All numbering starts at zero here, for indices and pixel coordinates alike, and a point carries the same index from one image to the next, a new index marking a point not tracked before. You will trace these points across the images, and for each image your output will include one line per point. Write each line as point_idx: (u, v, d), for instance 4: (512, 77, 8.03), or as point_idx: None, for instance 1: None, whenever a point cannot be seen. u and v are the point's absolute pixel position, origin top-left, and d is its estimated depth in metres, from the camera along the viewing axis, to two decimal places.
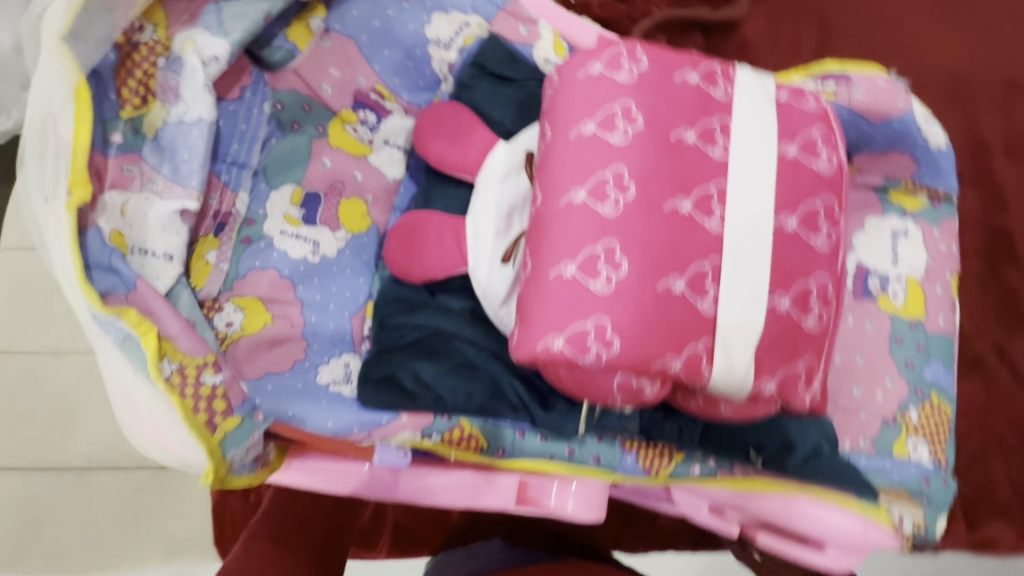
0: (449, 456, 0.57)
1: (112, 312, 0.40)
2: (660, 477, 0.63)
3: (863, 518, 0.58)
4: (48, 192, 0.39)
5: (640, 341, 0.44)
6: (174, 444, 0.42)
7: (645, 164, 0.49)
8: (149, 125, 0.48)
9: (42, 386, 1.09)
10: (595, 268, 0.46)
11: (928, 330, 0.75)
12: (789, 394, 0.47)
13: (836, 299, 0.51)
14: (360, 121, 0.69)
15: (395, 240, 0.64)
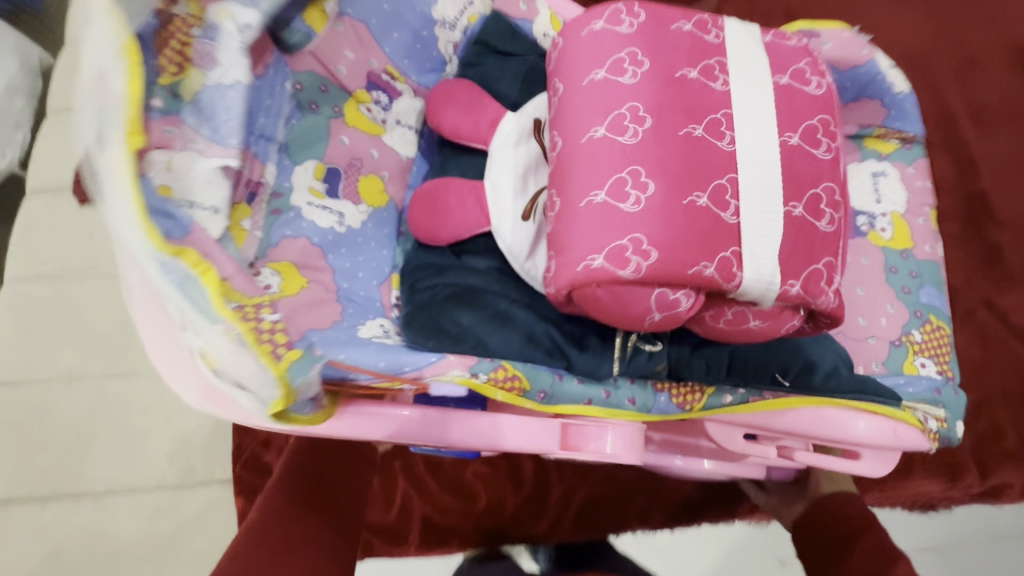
0: (494, 398, 0.58)
1: (173, 253, 0.41)
2: (694, 411, 0.67)
3: (893, 420, 0.64)
4: (105, 142, 0.42)
5: (675, 250, 0.47)
6: (243, 374, 0.45)
7: (657, 97, 0.53)
8: (187, 90, 0.50)
9: (62, 412, 1.23)
10: (624, 191, 0.50)
11: (916, 258, 0.84)
12: (816, 292, 0.51)
13: (844, 202, 0.55)
14: (373, 101, 0.71)
15: (418, 207, 0.67)
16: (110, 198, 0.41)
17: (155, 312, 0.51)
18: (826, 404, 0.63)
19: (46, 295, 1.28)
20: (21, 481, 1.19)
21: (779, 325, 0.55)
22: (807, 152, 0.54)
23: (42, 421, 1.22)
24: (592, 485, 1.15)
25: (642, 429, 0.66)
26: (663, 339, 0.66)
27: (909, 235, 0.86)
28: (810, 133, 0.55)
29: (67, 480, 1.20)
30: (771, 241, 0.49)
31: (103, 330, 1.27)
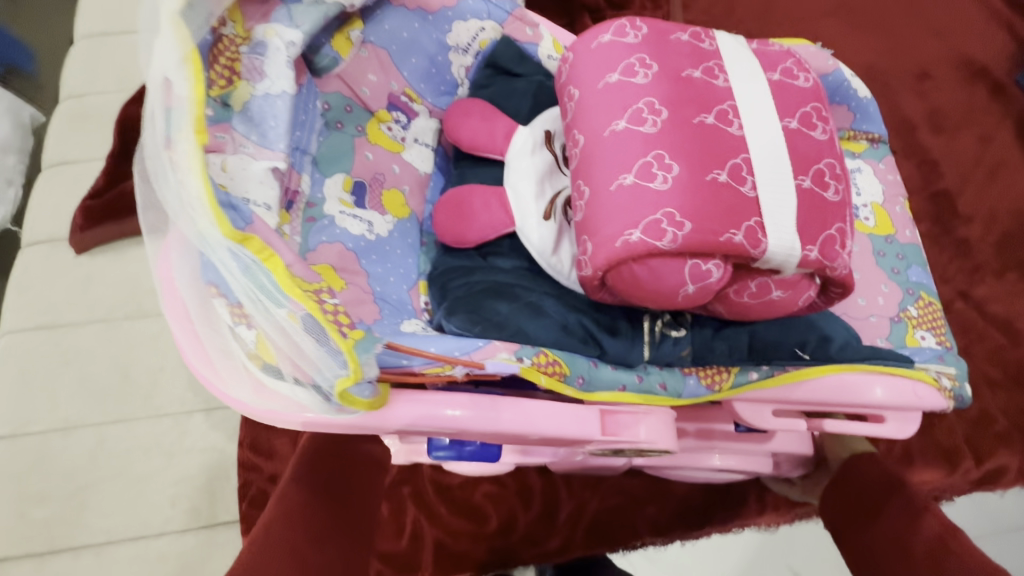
0: (539, 383, 0.59)
1: (240, 239, 0.44)
2: (723, 390, 0.71)
3: (912, 381, 0.71)
4: (172, 139, 0.44)
5: (705, 220, 0.53)
6: (311, 356, 0.46)
7: (669, 93, 0.59)
8: (236, 100, 0.53)
9: (60, 463, 1.18)
10: (651, 172, 0.54)
11: (901, 242, 0.91)
12: (832, 254, 0.57)
13: (843, 174, 0.61)
14: (393, 121, 0.73)
15: (443, 212, 0.68)
16: (182, 189, 0.44)
17: (199, 317, 0.49)
18: (845, 370, 0.70)
19: (40, 345, 1.25)
20: (17, 539, 1.14)
21: (798, 294, 0.61)
22: (808, 134, 0.61)
23: (36, 474, 1.17)
24: (603, 497, 1.12)
25: (673, 412, 0.70)
26: (686, 324, 0.70)
27: (890, 221, 0.93)
28: (806, 118, 0.62)
29: (66, 535, 1.14)
30: (787, 212, 0.55)
31: (103, 377, 1.24)
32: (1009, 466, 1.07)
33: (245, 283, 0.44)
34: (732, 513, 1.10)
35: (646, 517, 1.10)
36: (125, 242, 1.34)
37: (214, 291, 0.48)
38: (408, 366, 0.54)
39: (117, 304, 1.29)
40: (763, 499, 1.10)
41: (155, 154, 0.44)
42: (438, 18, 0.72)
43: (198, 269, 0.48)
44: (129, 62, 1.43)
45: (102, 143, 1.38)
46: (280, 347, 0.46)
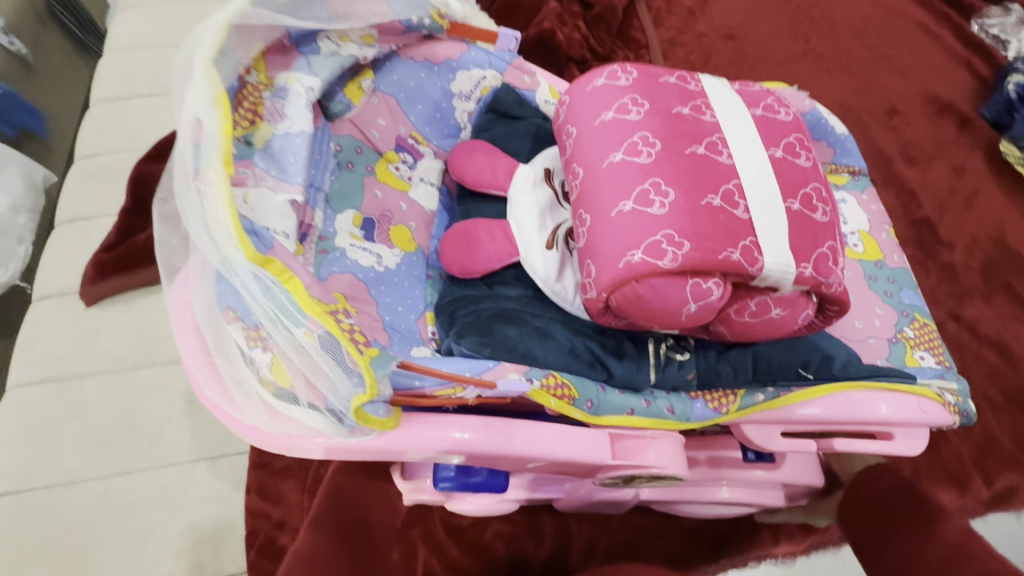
0: (547, 405, 0.60)
1: (262, 263, 0.44)
2: (731, 413, 0.73)
3: (911, 396, 0.73)
4: (201, 171, 0.46)
5: (703, 241, 0.56)
6: (330, 376, 0.46)
7: (662, 128, 0.64)
8: (258, 139, 0.56)
9: (59, 518, 1.15)
10: (649, 199, 0.59)
11: (890, 266, 0.96)
12: (825, 270, 0.62)
13: (829, 197, 0.66)
14: (401, 161, 0.77)
15: (451, 245, 0.71)
16: (210, 217, 0.45)
17: (213, 344, 0.49)
18: (847, 388, 0.72)
19: (43, 398, 1.23)
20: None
21: (796, 313, 0.64)
22: (793, 160, 0.66)
23: (34, 530, 1.14)
24: (613, 532, 1.11)
25: (681, 436, 0.71)
26: (690, 348, 0.73)
27: (878, 246, 0.97)
28: (790, 147, 0.67)
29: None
30: (780, 232, 0.59)
31: (108, 428, 1.23)
32: (1020, 485, 1.07)
33: (266, 305, 0.45)
34: (745, 541, 1.09)
35: (659, 550, 1.09)
36: (133, 294, 1.36)
37: (232, 317, 0.48)
38: (419, 388, 0.56)
39: (124, 355, 1.30)
40: (777, 531, 1.10)
41: (184, 185, 0.46)
42: (442, 69, 0.79)
43: (218, 296, 0.48)
44: (140, 122, 1.50)
45: (113, 200, 1.43)
46: (298, 368, 0.46)
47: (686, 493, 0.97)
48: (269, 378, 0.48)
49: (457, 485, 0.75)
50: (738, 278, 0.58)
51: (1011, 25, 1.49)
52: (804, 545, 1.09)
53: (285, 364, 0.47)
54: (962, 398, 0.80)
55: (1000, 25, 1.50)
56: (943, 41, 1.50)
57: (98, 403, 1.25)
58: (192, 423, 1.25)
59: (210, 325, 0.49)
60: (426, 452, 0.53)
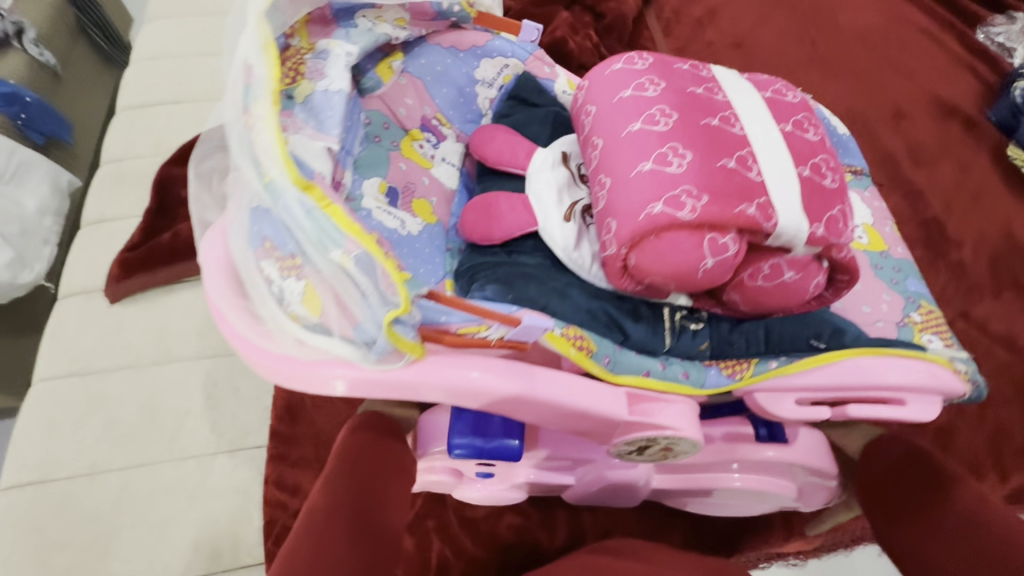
0: (568, 354, 0.62)
1: (306, 186, 0.47)
2: (746, 379, 0.73)
3: (929, 363, 0.74)
4: (249, 105, 0.50)
5: (719, 197, 0.59)
6: (366, 295, 0.48)
7: (677, 101, 0.67)
8: (299, 94, 0.60)
9: (79, 509, 1.16)
10: (667, 160, 0.62)
11: (894, 257, 0.96)
12: (838, 230, 0.64)
13: (836, 166, 0.68)
14: (425, 139, 0.80)
15: (472, 215, 0.74)
16: (259, 144, 0.48)
17: (249, 276, 0.52)
18: (861, 355, 0.72)
19: (68, 390, 1.26)
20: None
21: (809, 278, 0.66)
22: (801, 135, 0.69)
23: (54, 520, 1.14)
24: (627, 522, 1.11)
25: (696, 402, 0.73)
26: (703, 320, 0.75)
27: (882, 241, 0.97)
28: (799, 124, 0.70)
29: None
30: (793, 195, 0.62)
31: (130, 417, 1.25)
32: None
33: (308, 226, 0.47)
34: (756, 536, 1.08)
35: (674, 538, 1.09)
36: (156, 291, 1.40)
37: (270, 246, 0.50)
38: (445, 324, 0.55)
39: (145, 349, 1.33)
40: (789, 525, 1.08)
41: (235, 119, 0.49)
42: (468, 55, 0.86)
43: (256, 229, 0.51)
44: (166, 130, 1.56)
45: (138, 203, 1.48)
46: (335, 287, 0.49)
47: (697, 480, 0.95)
48: (304, 303, 0.50)
49: (471, 451, 0.77)
50: (753, 235, 0.61)
51: (1015, 33, 1.52)
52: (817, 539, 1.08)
53: (318, 289, 0.49)
54: (973, 372, 0.79)
55: (1006, 33, 1.52)
56: (944, 49, 1.55)
57: (120, 397, 1.27)
58: (213, 415, 1.27)
59: (250, 257, 0.52)
60: (449, 396, 0.55)
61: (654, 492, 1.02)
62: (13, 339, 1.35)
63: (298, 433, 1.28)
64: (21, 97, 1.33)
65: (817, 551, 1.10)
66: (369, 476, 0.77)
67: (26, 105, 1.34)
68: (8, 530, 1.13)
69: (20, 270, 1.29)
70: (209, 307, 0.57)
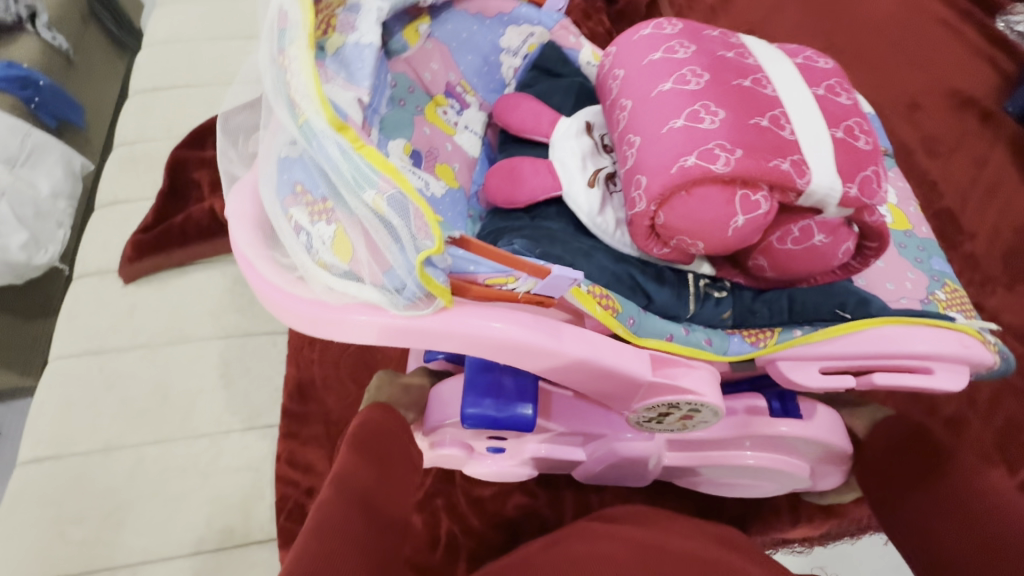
0: (592, 313, 0.62)
1: (338, 128, 0.49)
2: (771, 347, 0.72)
3: (957, 333, 0.73)
4: (284, 49, 0.51)
5: (753, 150, 0.60)
6: (398, 236, 0.49)
7: (707, 62, 0.68)
8: (331, 46, 0.61)
9: (94, 485, 1.16)
10: (699, 116, 0.63)
11: (918, 236, 0.95)
12: (873, 190, 0.63)
13: (870, 130, 0.68)
14: (449, 106, 0.80)
15: (495, 178, 0.75)
16: (293, 85, 0.50)
17: (281, 221, 0.54)
18: (884, 325, 0.72)
19: (84, 370, 1.27)
20: (50, 560, 1.10)
21: (838, 242, 0.66)
22: (834, 99, 0.69)
23: (71, 494, 1.15)
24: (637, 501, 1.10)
25: (717, 370, 0.71)
26: (727, 289, 0.75)
27: (905, 220, 0.96)
28: (831, 89, 0.70)
29: (99, 557, 1.11)
30: (826, 154, 0.62)
31: (145, 396, 1.25)
32: None
33: (341, 167, 0.49)
34: (765, 518, 1.08)
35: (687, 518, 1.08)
36: (169, 272, 1.40)
37: (302, 191, 0.52)
38: (473, 274, 0.54)
39: (158, 330, 1.32)
40: (795, 510, 1.07)
41: (271, 62, 0.52)
42: (494, 22, 0.86)
43: (290, 175, 0.53)
44: (179, 116, 1.57)
45: (152, 187, 1.49)
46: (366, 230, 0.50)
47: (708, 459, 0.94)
48: (335, 247, 0.51)
49: (483, 421, 0.76)
50: (785, 192, 0.61)
51: None
52: (824, 522, 1.07)
53: (348, 233, 0.51)
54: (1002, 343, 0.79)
55: None
56: (963, 39, 1.53)
57: (133, 376, 1.27)
58: (227, 395, 1.26)
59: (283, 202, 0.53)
60: (477, 346, 0.56)
61: (668, 471, 1.01)
62: (27, 319, 1.35)
63: (310, 412, 1.28)
64: (35, 80, 1.34)
65: (824, 537, 1.08)
66: (382, 457, 0.79)
67: (39, 89, 1.34)
68: (25, 506, 1.14)
69: (36, 252, 1.27)
70: (236, 256, 0.58)
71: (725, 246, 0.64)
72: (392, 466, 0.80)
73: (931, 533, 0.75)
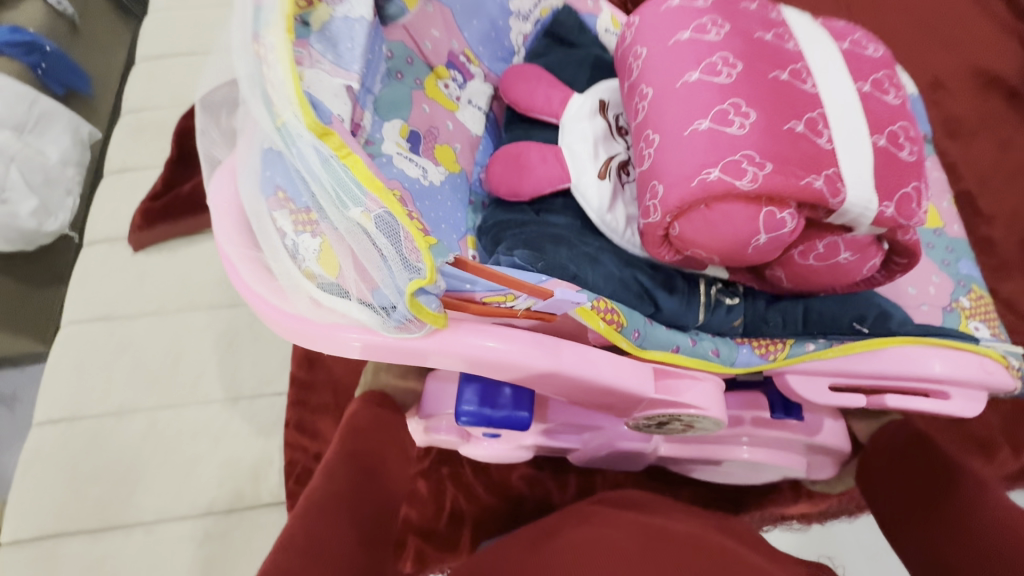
0: (597, 328, 0.59)
1: (322, 135, 0.46)
2: (779, 361, 0.70)
3: (981, 356, 0.70)
4: (258, 35, 0.47)
5: (783, 164, 0.56)
6: (387, 258, 0.47)
7: (741, 50, 0.62)
8: (315, 21, 0.55)
9: (104, 449, 1.20)
10: (728, 119, 0.58)
11: (949, 235, 0.90)
12: (909, 208, 0.59)
13: (916, 137, 0.63)
14: (451, 79, 0.74)
15: (499, 166, 0.72)
16: (269, 78, 0.46)
17: (258, 229, 0.50)
18: (898, 343, 0.69)
19: (96, 334, 1.29)
20: (68, 515, 1.14)
21: (865, 260, 0.63)
22: (880, 97, 0.63)
23: (89, 456, 1.19)
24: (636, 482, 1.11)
25: (723, 381, 0.70)
26: (739, 294, 0.73)
27: (939, 216, 0.92)
28: (878, 84, 0.64)
29: (114, 513, 1.15)
30: (865, 166, 0.58)
31: (156, 364, 1.28)
32: None
33: (324, 178, 0.46)
34: (762, 497, 1.08)
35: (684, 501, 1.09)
36: (179, 242, 1.40)
37: (282, 198, 0.49)
38: (470, 292, 0.53)
39: (171, 295, 1.34)
40: (796, 487, 1.08)
41: (244, 46, 0.46)
42: None
43: (267, 180, 0.50)
44: (186, 81, 1.53)
45: (159, 153, 1.46)
46: (352, 249, 0.47)
47: (707, 450, 0.94)
48: (321, 262, 0.49)
49: (478, 419, 0.76)
50: (814, 209, 0.58)
51: None
52: (822, 497, 1.08)
53: (333, 247, 0.48)
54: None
55: None
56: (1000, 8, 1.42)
57: (143, 342, 1.30)
58: (237, 364, 1.28)
59: (260, 210, 0.50)
60: (475, 362, 0.54)
61: (665, 461, 1.01)
62: (39, 285, 1.35)
63: (317, 379, 1.26)
64: (41, 46, 1.31)
65: (823, 515, 1.08)
66: (371, 451, 0.81)
67: (45, 55, 1.31)
68: (43, 465, 1.18)
69: (47, 218, 1.28)
70: (221, 255, 0.57)
71: (743, 260, 0.61)
72: (381, 458, 0.82)
73: (963, 539, 0.70)
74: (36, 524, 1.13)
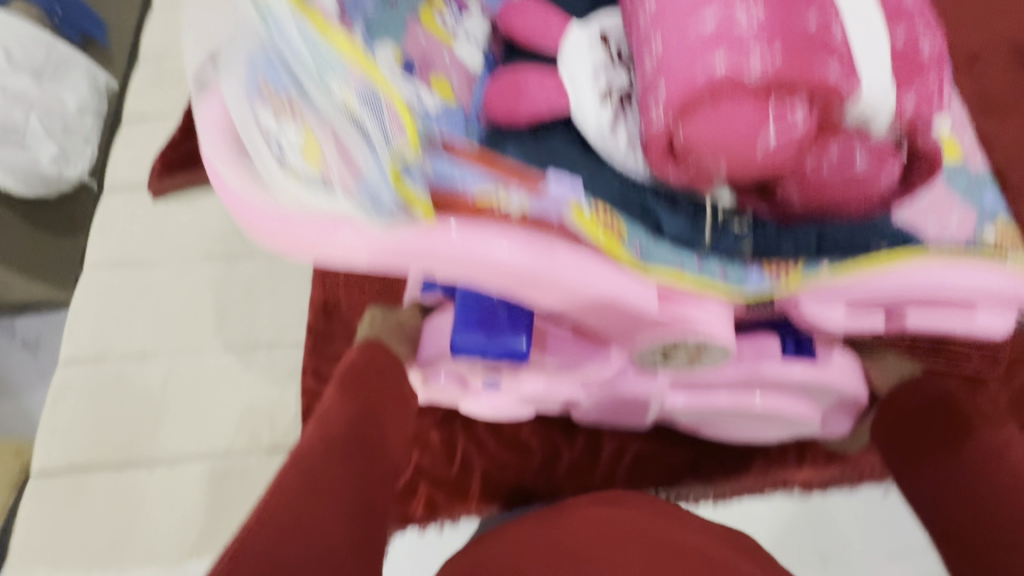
0: (597, 241, 0.59)
1: (303, 17, 0.50)
2: (792, 281, 0.68)
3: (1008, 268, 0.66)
4: None
5: (795, 54, 0.53)
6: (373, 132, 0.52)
7: None
8: None
9: (127, 392, 1.21)
10: (736, 9, 0.55)
11: (971, 169, 0.79)
12: (927, 105, 0.56)
13: (934, 31, 0.59)
14: (446, 12, 0.72)
15: (498, 89, 0.70)
16: None
17: (239, 122, 0.48)
18: (929, 259, 0.64)
19: (119, 283, 1.31)
20: (92, 448, 1.17)
21: (883, 168, 0.60)
22: None
23: (111, 399, 1.21)
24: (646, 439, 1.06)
25: (734, 304, 0.68)
26: (747, 223, 0.69)
27: (959, 147, 0.81)
28: None
29: (135, 448, 1.18)
30: (881, 58, 0.54)
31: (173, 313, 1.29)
32: None
33: (307, 56, 0.49)
34: (767, 459, 1.03)
35: (682, 464, 1.04)
36: (198, 191, 1.41)
37: (264, 85, 0.49)
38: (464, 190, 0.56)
39: (190, 245, 1.34)
40: (803, 451, 1.03)
41: None
42: None
43: (248, 69, 0.49)
44: None
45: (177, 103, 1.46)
46: (335, 130, 0.49)
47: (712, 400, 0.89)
48: (302, 154, 0.48)
49: (474, 352, 0.74)
50: (829, 105, 0.55)
51: None
52: (826, 465, 1.03)
53: (316, 135, 0.48)
54: None
55: None
56: None
57: (159, 292, 1.31)
58: (255, 314, 1.28)
59: (240, 101, 0.48)
60: (473, 266, 0.54)
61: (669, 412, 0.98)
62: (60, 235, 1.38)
63: (335, 329, 1.20)
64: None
65: (824, 483, 1.05)
66: (366, 397, 0.83)
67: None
68: (69, 401, 1.20)
69: (65, 165, 1.32)
70: (206, 166, 0.53)
71: (755, 168, 0.58)
72: (378, 396, 0.84)
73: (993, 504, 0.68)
74: (57, 457, 1.16)
